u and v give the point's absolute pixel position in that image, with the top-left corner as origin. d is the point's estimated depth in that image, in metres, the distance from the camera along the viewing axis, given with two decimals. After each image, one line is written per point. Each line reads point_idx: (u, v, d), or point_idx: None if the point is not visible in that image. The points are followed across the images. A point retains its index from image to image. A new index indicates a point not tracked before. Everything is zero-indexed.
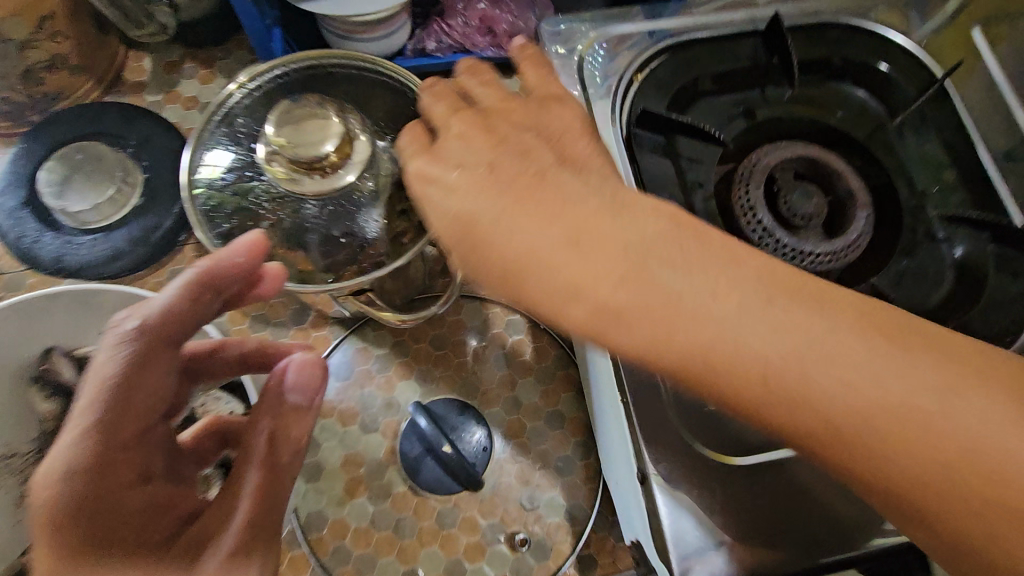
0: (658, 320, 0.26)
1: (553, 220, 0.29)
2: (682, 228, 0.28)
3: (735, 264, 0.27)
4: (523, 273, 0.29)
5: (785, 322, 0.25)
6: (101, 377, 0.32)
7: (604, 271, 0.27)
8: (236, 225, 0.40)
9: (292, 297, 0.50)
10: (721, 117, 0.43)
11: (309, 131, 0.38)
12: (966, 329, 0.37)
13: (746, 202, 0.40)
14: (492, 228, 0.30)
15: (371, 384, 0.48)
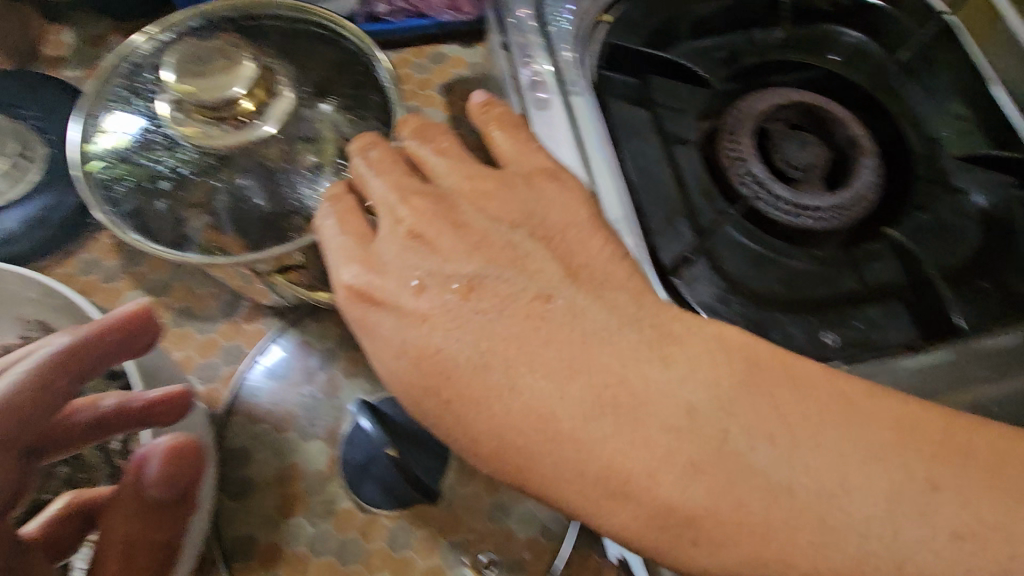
0: (744, 523, 0.21)
1: (572, 376, 0.24)
2: (734, 374, 0.24)
3: (814, 428, 0.23)
4: (549, 455, 0.23)
5: (896, 502, 0.21)
6: None
7: (660, 450, 0.22)
8: (136, 192, 0.34)
9: (222, 286, 0.43)
10: (703, 59, 0.37)
11: (214, 74, 0.32)
12: (1001, 287, 0.31)
13: (734, 153, 0.34)
14: (495, 387, 0.24)
15: (312, 383, 0.42)
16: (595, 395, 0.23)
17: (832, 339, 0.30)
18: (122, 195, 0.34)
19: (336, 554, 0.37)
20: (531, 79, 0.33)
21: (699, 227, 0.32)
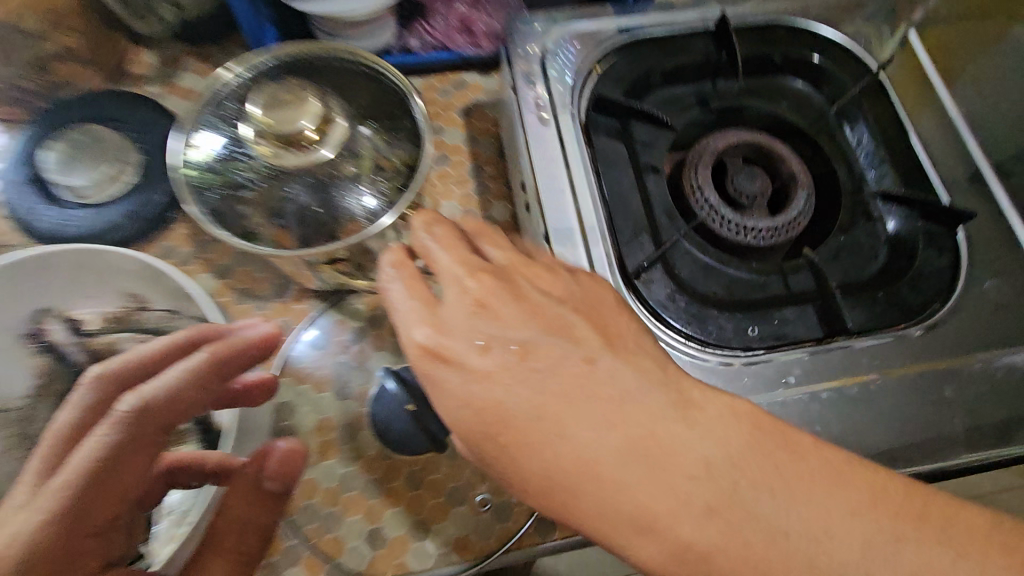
0: (753, 559, 0.27)
1: (611, 424, 0.30)
2: (749, 433, 0.30)
3: (812, 482, 0.28)
4: (582, 489, 0.29)
5: (873, 548, 0.27)
6: (87, 457, 0.33)
7: (682, 494, 0.28)
8: (223, 198, 0.44)
9: (274, 272, 0.52)
10: (675, 104, 0.46)
11: (290, 111, 0.42)
12: (895, 297, 0.39)
13: (694, 182, 0.42)
14: (544, 429, 0.30)
15: (346, 353, 0.51)
16: (629, 445, 0.29)
17: (754, 331, 0.38)
18: (212, 199, 0.43)
19: (361, 489, 0.45)
20: (533, 119, 0.42)
21: (660, 241, 0.41)
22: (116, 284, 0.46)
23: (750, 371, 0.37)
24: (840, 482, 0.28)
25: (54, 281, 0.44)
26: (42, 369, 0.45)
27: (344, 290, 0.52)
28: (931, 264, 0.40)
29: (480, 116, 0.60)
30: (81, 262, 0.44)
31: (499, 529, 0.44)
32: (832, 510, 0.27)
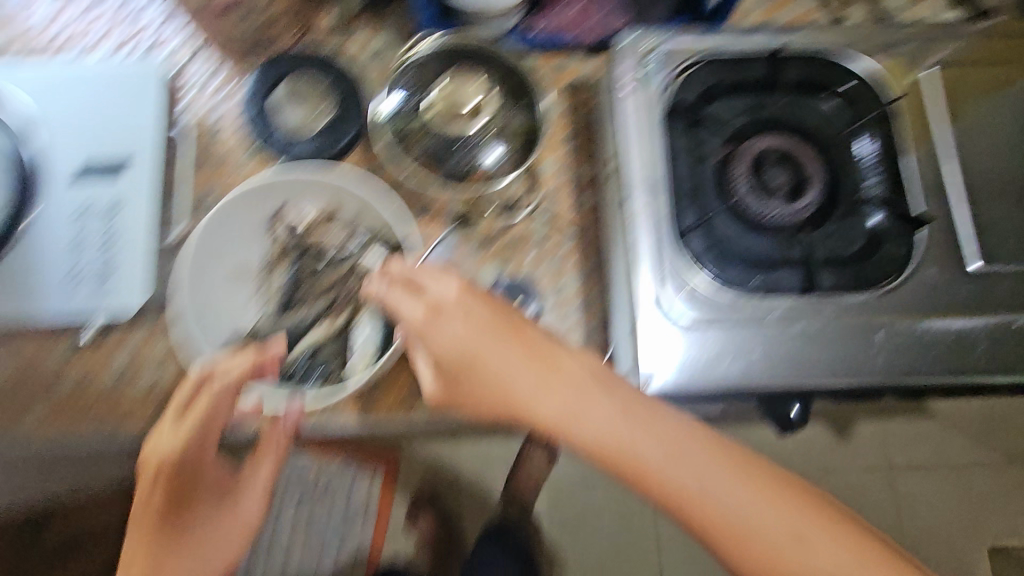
0: (609, 445, 0.49)
1: (536, 359, 0.50)
2: (606, 378, 0.51)
3: (636, 409, 0.49)
4: (504, 390, 0.50)
5: (667, 452, 0.48)
6: (206, 420, 0.53)
7: (570, 400, 0.49)
8: (407, 141, 0.68)
9: (420, 198, 0.71)
10: (735, 109, 0.62)
11: (461, 95, 0.67)
12: (862, 272, 0.57)
13: (734, 173, 0.60)
14: (491, 358, 0.50)
15: (467, 263, 0.69)
16: (548, 370, 0.50)
17: (757, 282, 0.57)
18: (400, 142, 0.68)
19: None
20: (628, 116, 0.60)
21: (704, 213, 0.59)
22: (329, 192, 0.66)
23: (745, 307, 0.56)
24: (673, 439, 0.49)
25: (297, 180, 0.65)
26: (280, 241, 0.67)
27: (471, 214, 0.70)
28: (894, 252, 0.58)
29: (580, 92, 0.75)
30: (317, 175, 0.65)
31: None
32: (666, 454, 0.48)
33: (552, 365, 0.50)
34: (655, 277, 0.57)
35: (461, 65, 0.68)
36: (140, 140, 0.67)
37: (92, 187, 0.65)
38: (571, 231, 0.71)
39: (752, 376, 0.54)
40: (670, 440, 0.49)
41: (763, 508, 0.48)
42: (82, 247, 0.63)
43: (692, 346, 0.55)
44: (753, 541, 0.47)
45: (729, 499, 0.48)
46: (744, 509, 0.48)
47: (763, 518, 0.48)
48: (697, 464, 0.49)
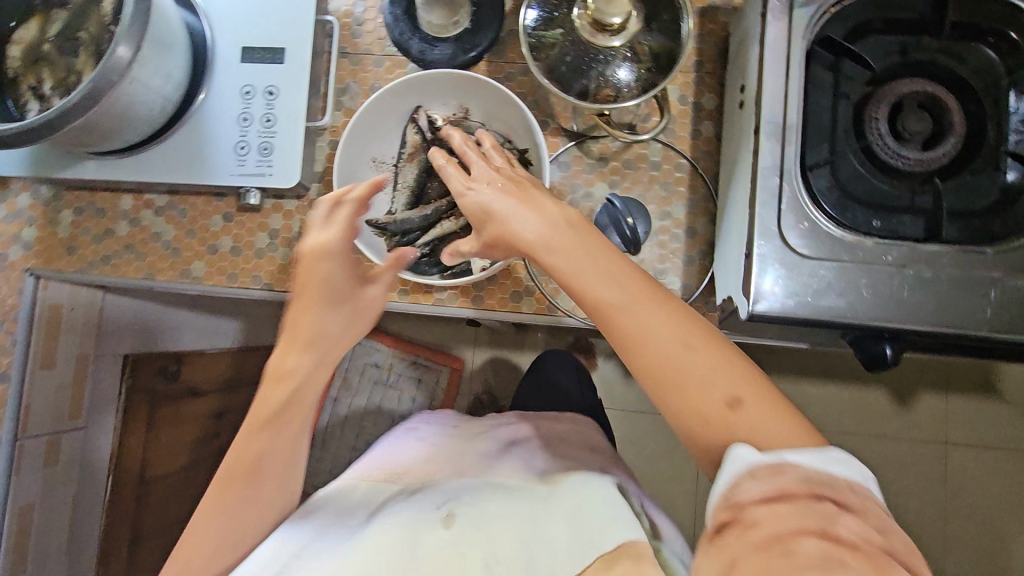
0: (579, 282, 0.52)
1: (532, 204, 0.56)
2: (590, 232, 0.55)
3: (614, 259, 0.53)
4: (503, 229, 0.57)
5: (633, 298, 0.50)
6: (342, 223, 0.57)
7: (557, 240, 0.54)
8: (549, 54, 0.69)
9: (542, 111, 0.74)
10: (881, 49, 0.61)
11: (611, 5, 0.65)
12: (987, 227, 0.58)
13: (875, 113, 0.59)
14: (498, 204, 0.57)
15: (580, 179, 0.74)
16: (544, 215, 0.55)
17: (877, 224, 0.58)
18: (541, 55, 0.70)
19: None
20: (774, 42, 0.58)
21: (834, 151, 0.59)
22: (462, 95, 0.70)
23: (864, 246, 0.57)
24: (608, 262, 0.52)
25: (438, 85, 0.69)
26: (413, 141, 0.72)
27: (587, 134, 0.74)
28: None
29: (712, 19, 0.74)
30: (457, 81, 0.68)
31: None
32: (641, 309, 0.49)
33: (535, 208, 0.56)
34: (778, 207, 0.58)
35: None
36: (295, 27, 0.71)
37: (254, 68, 0.71)
38: (686, 161, 0.73)
39: (856, 313, 0.56)
40: (607, 266, 0.51)
41: (725, 375, 0.46)
42: (246, 120, 0.70)
43: (803, 276, 0.57)
44: (639, 347, 0.48)
45: (692, 364, 0.47)
46: (637, 321, 0.49)
47: (724, 385, 0.46)
48: (660, 320, 0.48)
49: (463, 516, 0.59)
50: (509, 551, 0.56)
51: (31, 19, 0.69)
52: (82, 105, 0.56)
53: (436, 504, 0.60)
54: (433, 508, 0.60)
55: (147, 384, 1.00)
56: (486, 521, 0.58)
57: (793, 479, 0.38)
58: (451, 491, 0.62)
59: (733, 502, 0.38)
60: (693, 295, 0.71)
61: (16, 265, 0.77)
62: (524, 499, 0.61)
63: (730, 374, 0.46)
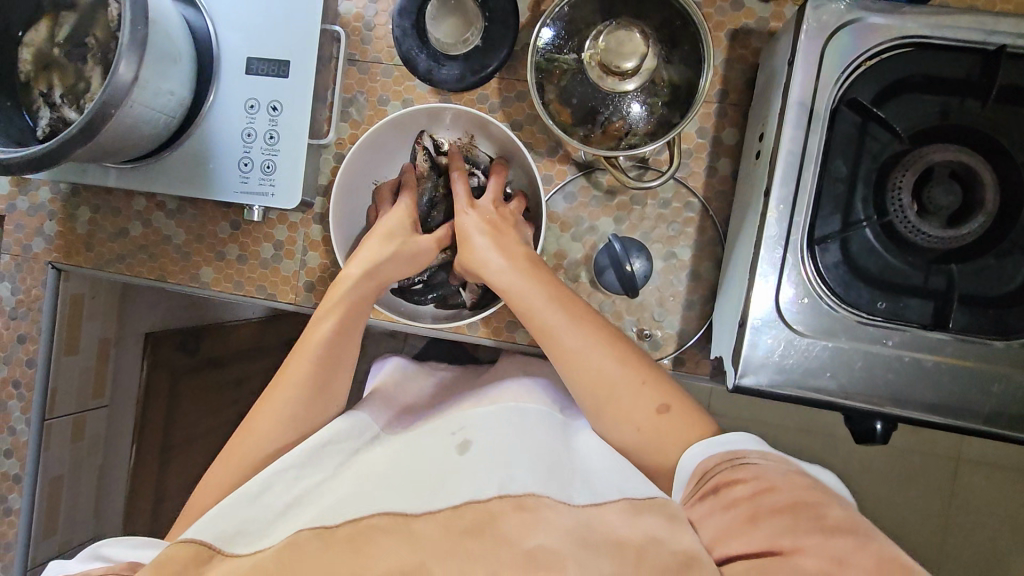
0: (533, 319, 0.60)
1: (499, 243, 0.63)
2: (541, 269, 0.62)
3: (563, 295, 0.60)
4: (475, 263, 0.64)
5: (576, 332, 0.58)
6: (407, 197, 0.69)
7: (514, 279, 0.61)
8: (557, 87, 0.65)
9: (551, 137, 0.71)
10: (920, 113, 0.55)
11: (624, 48, 0.63)
12: (1001, 317, 0.54)
13: (898, 182, 0.55)
14: (471, 240, 0.64)
15: (586, 211, 0.71)
16: (509, 252, 0.62)
17: (882, 305, 0.55)
18: (549, 87, 0.66)
19: None
20: (797, 101, 0.54)
21: (848, 221, 0.56)
22: (473, 125, 0.69)
23: (864, 327, 0.54)
24: (552, 294, 0.60)
25: (453, 120, 0.69)
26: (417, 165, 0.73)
27: (595, 165, 0.71)
28: None
29: (744, 45, 0.68)
30: (473, 119, 0.68)
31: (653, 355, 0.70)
32: (580, 343, 0.58)
33: (500, 247, 0.63)
34: (779, 278, 0.55)
35: (616, 21, 0.64)
36: (300, 38, 0.69)
37: (258, 81, 0.70)
38: (698, 201, 0.69)
39: (846, 394, 0.54)
40: (551, 296, 0.60)
41: (653, 397, 0.56)
42: (249, 136, 0.70)
43: (796, 352, 0.55)
44: (574, 368, 0.58)
45: (621, 386, 0.56)
46: (574, 348, 0.58)
47: (650, 405, 0.56)
48: (596, 353, 0.57)
49: (481, 437, 0.62)
50: (526, 472, 0.58)
51: (40, 20, 0.67)
52: (82, 137, 0.57)
53: (452, 429, 0.64)
54: (451, 434, 0.64)
55: (167, 360, 1.05)
56: (502, 445, 0.61)
57: (791, 465, 0.49)
58: (469, 416, 0.66)
59: (730, 471, 0.48)
60: (690, 340, 0.70)
61: (39, 257, 0.81)
62: (538, 428, 0.64)
63: (654, 391, 0.56)
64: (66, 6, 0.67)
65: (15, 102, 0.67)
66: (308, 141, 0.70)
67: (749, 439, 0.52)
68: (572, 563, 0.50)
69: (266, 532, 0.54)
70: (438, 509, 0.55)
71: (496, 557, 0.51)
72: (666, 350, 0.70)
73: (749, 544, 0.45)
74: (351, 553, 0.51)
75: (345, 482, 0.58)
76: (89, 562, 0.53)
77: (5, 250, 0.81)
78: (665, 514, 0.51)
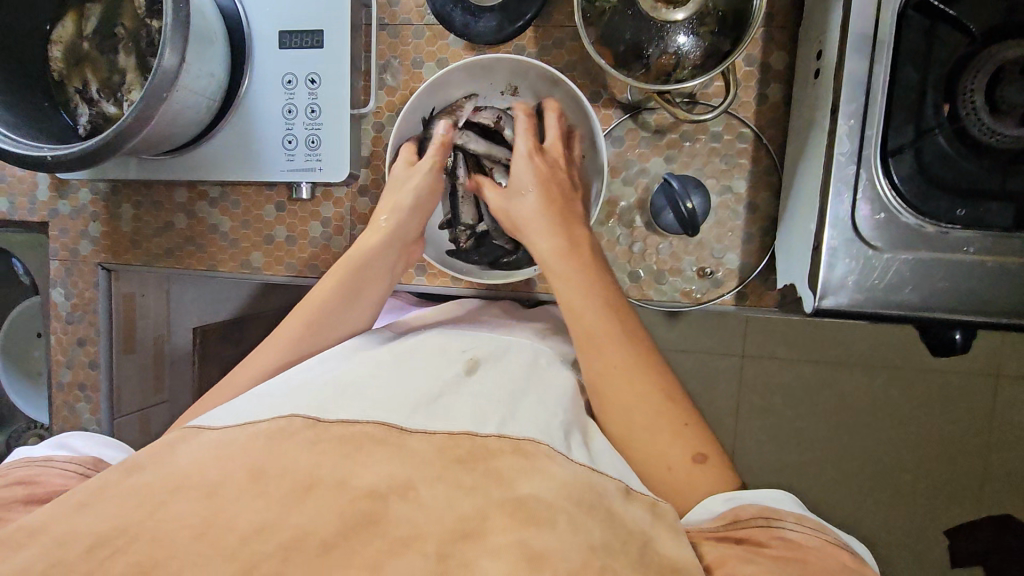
0: (578, 310, 0.57)
1: (558, 232, 0.61)
2: (604, 269, 0.59)
3: (621, 301, 0.57)
4: (530, 236, 0.63)
5: (621, 349, 0.54)
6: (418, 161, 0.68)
7: (569, 268, 0.59)
8: (603, 27, 0.64)
9: (593, 82, 0.70)
10: (990, 8, 0.53)
11: None
12: None
13: (970, 86, 0.55)
14: (529, 219, 0.63)
15: (635, 154, 0.71)
16: (565, 238, 0.61)
17: (961, 212, 0.55)
18: (593, 28, 0.64)
19: (629, 247, 0.72)
20: (861, 10, 0.52)
21: (920, 129, 0.55)
22: (513, 76, 0.69)
23: (944, 237, 0.53)
24: (609, 300, 0.57)
25: (499, 72, 0.68)
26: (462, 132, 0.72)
27: (642, 106, 0.70)
28: None
29: None
30: (516, 69, 0.67)
31: (716, 292, 0.70)
32: (619, 363, 0.54)
33: (552, 231, 0.61)
34: (853, 197, 0.54)
35: None
36: (330, 5, 0.67)
37: (293, 54, 0.68)
38: (749, 130, 0.68)
39: (928, 306, 0.54)
40: (608, 302, 0.57)
41: (682, 450, 0.50)
42: (290, 112, 0.69)
43: (875, 270, 0.54)
44: (603, 355, 0.54)
45: (653, 424, 0.51)
46: (622, 362, 0.53)
47: (672, 457, 0.50)
48: (636, 380, 0.53)
49: (492, 367, 0.57)
50: (531, 418, 0.49)
51: (66, 15, 0.66)
52: (135, 126, 0.56)
53: (463, 348, 0.59)
54: (460, 352, 0.58)
55: (216, 353, 0.98)
56: (511, 385, 0.54)
57: (831, 535, 0.42)
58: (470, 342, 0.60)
59: (762, 529, 0.42)
60: (753, 274, 0.69)
61: (87, 259, 0.81)
62: (551, 377, 0.57)
63: (686, 441, 0.50)
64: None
65: (52, 102, 0.67)
66: (350, 111, 0.69)
67: (791, 500, 0.46)
68: (564, 519, 0.40)
69: (244, 408, 0.50)
70: (432, 432, 0.47)
71: (485, 495, 0.42)
72: (729, 286, 0.70)
73: (748, 568, 0.39)
74: (334, 454, 0.44)
75: (339, 378, 0.52)
76: (52, 449, 0.53)
77: (53, 256, 0.82)
78: (653, 510, 0.43)
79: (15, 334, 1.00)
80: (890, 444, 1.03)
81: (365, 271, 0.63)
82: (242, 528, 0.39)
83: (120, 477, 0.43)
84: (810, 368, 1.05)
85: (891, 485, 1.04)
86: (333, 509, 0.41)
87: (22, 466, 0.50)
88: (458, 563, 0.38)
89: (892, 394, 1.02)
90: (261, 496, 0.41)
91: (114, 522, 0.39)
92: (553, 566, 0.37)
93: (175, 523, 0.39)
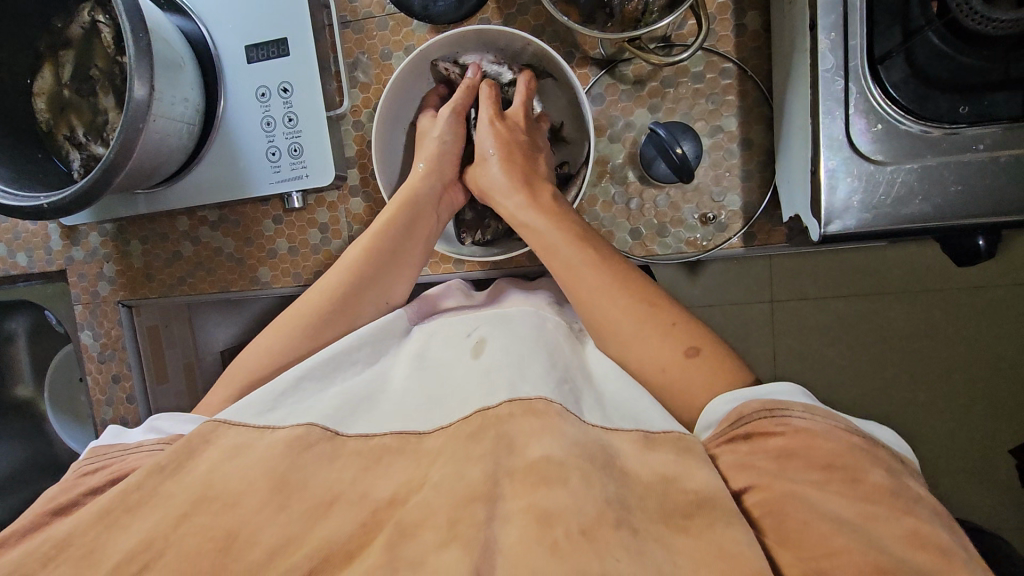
0: (535, 242, 0.58)
1: (518, 164, 0.64)
2: (546, 190, 0.63)
3: (562, 210, 0.60)
4: (489, 179, 0.65)
5: (590, 274, 0.54)
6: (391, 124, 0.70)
7: (523, 193, 0.62)
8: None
9: (564, 43, 0.69)
10: None
11: None
12: None
13: None
14: (485, 164, 0.66)
15: (618, 108, 0.69)
16: (522, 163, 0.64)
17: (965, 110, 0.52)
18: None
19: (625, 204, 0.70)
20: None
21: (909, 31, 0.52)
22: (500, 45, 0.67)
23: (950, 138, 0.51)
24: (581, 235, 0.56)
25: (483, 39, 0.66)
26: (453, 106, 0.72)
27: (617, 59, 0.68)
28: None
29: None
30: (498, 35, 0.65)
31: (722, 237, 0.68)
32: (603, 290, 0.53)
33: (513, 167, 0.64)
34: (846, 112, 0.52)
35: None
36: (289, 11, 0.67)
37: (262, 66, 0.69)
38: (732, 65, 0.66)
39: (945, 213, 0.50)
40: (580, 233, 0.57)
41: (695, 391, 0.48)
42: (269, 124, 0.69)
43: (879, 185, 0.51)
44: (585, 283, 0.54)
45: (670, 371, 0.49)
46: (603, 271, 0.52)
47: (693, 391, 0.48)
48: (628, 313, 0.52)
49: (496, 341, 0.56)
50: (540, 378, 0.50)
51: (43, 66, 0.68)
52: (119, 160, 0.57)
53: (467, 332, 0.59)
54: (465, 337, 0.58)
55: None
56: (519, 349, 0.54)
57: (842, 421, 0.41)
58: (484, 321, 0.60)
59: (767, 421, 0.41)
60: (756, 213, 0.67)
61: (109, 299, 0.84)
62: (559, 340, 0.58)
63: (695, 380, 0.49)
64: (62, 44, 0.67)
65: (45, 152, 0.69)
66: (326, 114, 0.69)
67: (798, 391, 0.44)
68: (578, 474, 0.41)
69: (258, 414, 0.51)
70: (450, 422, 0.49)
71: (495, 462, 0.44)
72: (734, 229, 0.68)
73: (750, 475, 0.41)
74: (354, 467, 0.46)
75: (359, 386, 0.54)
76: (143, 434, 0.52)
77: (77, 300, 0.85)
78: (679, 448, 0.43)
79: (63, 380, 1.05)
80: (937, 369, 0.99)
81: (422, 215, 0.64)
82: (265, 542, 0.42)
83: (142, 479, 0.44)
84: (843, 304, 1.00)
85: (943, 410, 0.99)
86: (353, 521, 0.42)
87: (111, 458, 0.50)
88: (468, 525, 0.40)
89: (933, 316, 0.98)
90: (282, 509, 0.43)
91: (142, 535, 0.41)
92: (566, 526, 0.38)
93: (199, 537, 0.42)
